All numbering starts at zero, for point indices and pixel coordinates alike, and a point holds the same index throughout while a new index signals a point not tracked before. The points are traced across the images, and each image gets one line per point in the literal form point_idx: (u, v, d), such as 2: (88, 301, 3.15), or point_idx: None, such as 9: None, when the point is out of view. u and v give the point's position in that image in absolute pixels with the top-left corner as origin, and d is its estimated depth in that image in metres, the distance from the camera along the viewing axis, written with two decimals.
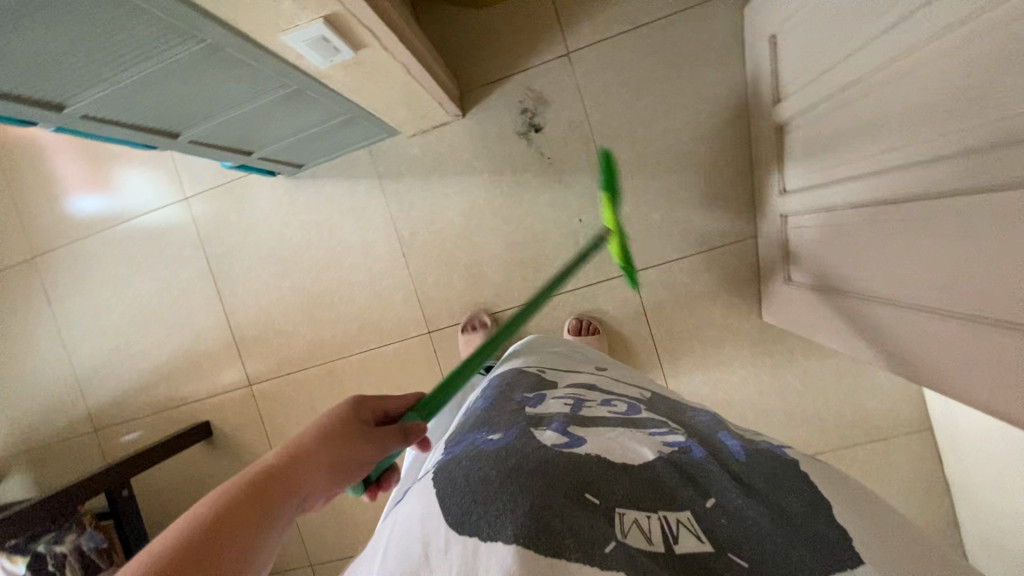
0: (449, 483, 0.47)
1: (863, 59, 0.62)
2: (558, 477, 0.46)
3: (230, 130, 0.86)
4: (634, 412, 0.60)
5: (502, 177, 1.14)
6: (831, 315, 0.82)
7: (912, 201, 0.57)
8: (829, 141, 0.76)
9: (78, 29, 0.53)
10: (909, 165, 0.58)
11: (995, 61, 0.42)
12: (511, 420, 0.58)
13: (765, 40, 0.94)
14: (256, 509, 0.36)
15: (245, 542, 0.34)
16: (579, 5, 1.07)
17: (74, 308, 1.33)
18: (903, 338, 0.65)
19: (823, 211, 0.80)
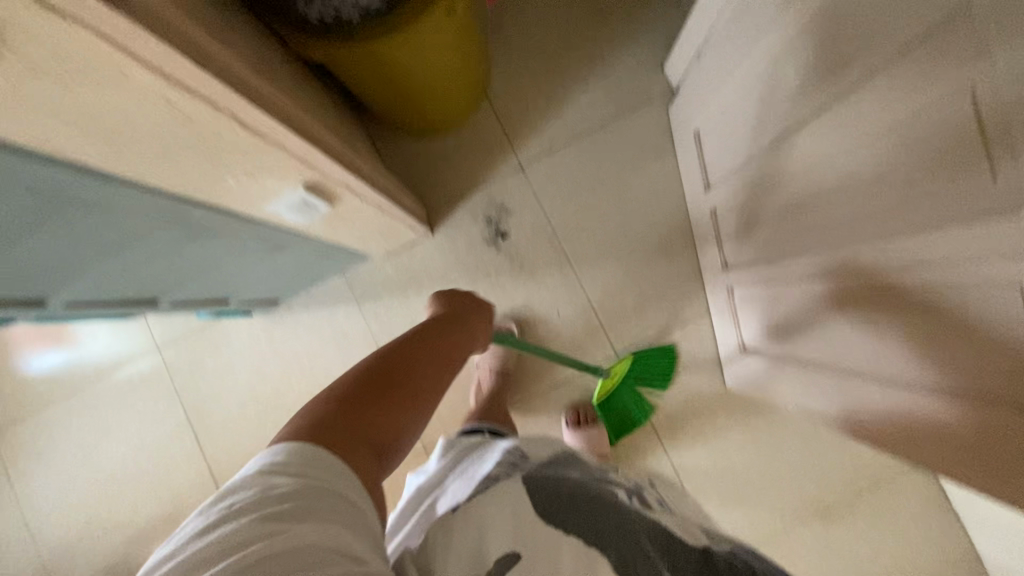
0: (546, 488, 0.55)
1: (787, 157, 0.71)
2: (644, 533, 0.50)
3: (211, 287, 0.87)
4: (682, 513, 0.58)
5: (477, 283, 1.19)
6: (784, 380, 0.89)
7: (842, 280, 0.65)
8: (763, 222, 0.85)
9: (73, 242, 0.54)
10: (827, 251, 0.66)
11: (898, 169, 0.50)
12: (591, 473, 0.63)
13: (691, 137, 1.05)
14: (365, 403, 0.57)
15: (364, 416, 0.55)
16: (524, 122, 1.18)
17: (37, 487, 1.23)
18: (847, 404, 0.71)
19: (765, 285, 0.88)
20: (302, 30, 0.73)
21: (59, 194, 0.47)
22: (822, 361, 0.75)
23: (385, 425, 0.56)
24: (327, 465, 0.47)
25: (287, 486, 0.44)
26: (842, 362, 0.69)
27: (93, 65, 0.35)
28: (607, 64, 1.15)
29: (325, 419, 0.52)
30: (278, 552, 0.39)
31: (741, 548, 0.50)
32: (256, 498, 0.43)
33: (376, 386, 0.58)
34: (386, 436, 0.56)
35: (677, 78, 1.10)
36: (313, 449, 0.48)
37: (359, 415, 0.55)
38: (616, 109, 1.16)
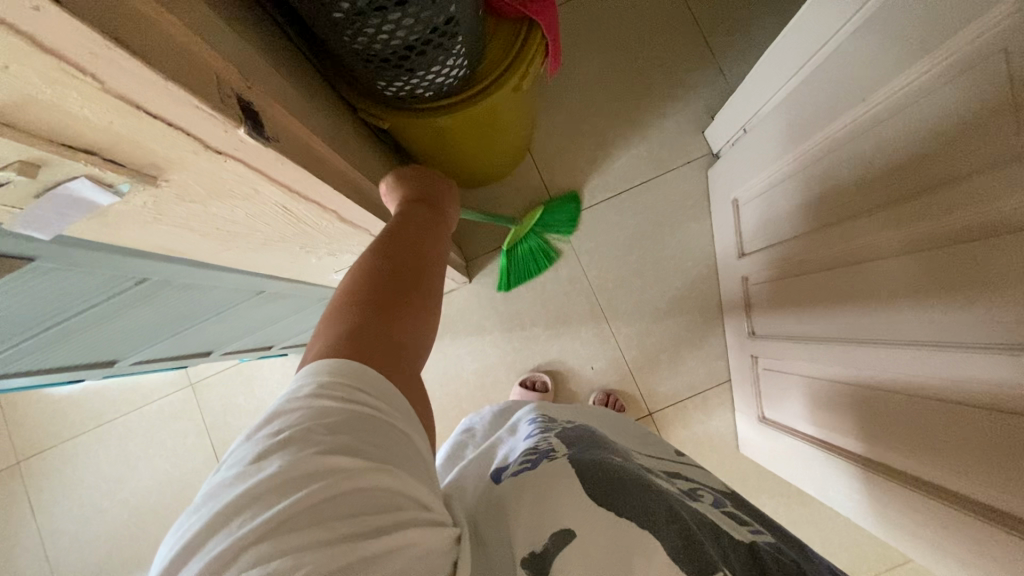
0: (593, 466, 0.50)
1: (841, 248, 0.73)
2: (693, 514, 0.47)
3: (261, 338, 0.88)
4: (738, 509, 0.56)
5: (512, 333, 1.20)
6: (803, 459, 0.90)
7: (890, 381, 0.66)
8: (802, 301, 0.86)
9: (155, 314, 0.55)
10: (875, 348, 0.67)
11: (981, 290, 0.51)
12: (622, 452, 0.58)
13: (729, 203, 1.08)
14: (381, 318, 0.43)
15: (384, 338, 0.42)
16: (565, 177, 1.21)
17: (61, 516, 1.22)
18: (876, 499, 0.72)
19: (795, 362, 0.90)
20: (378, 101, 0.76)
21: (162, 281, 0.48)
22: (853, 450, 0.76)
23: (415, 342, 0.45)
24: (373, 384, 0.38)
25: (333, 409, 0.35)
26: (882, 460, 0.70)
27: (237, 187, 0.37)
28: (650, 126, 1.18)
29: (339, 340, 0.41)
30: (345, 494, 0.32)
31: (781, 551, 0.46)
32: (305, 432, 0.34)
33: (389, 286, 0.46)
34: (411, 349, 0.44)
35: (720, 144, 1.12)
36: (352, 368, 0.38)
37: (380, 343, 0.42)
38: (657, 170, 1.19)
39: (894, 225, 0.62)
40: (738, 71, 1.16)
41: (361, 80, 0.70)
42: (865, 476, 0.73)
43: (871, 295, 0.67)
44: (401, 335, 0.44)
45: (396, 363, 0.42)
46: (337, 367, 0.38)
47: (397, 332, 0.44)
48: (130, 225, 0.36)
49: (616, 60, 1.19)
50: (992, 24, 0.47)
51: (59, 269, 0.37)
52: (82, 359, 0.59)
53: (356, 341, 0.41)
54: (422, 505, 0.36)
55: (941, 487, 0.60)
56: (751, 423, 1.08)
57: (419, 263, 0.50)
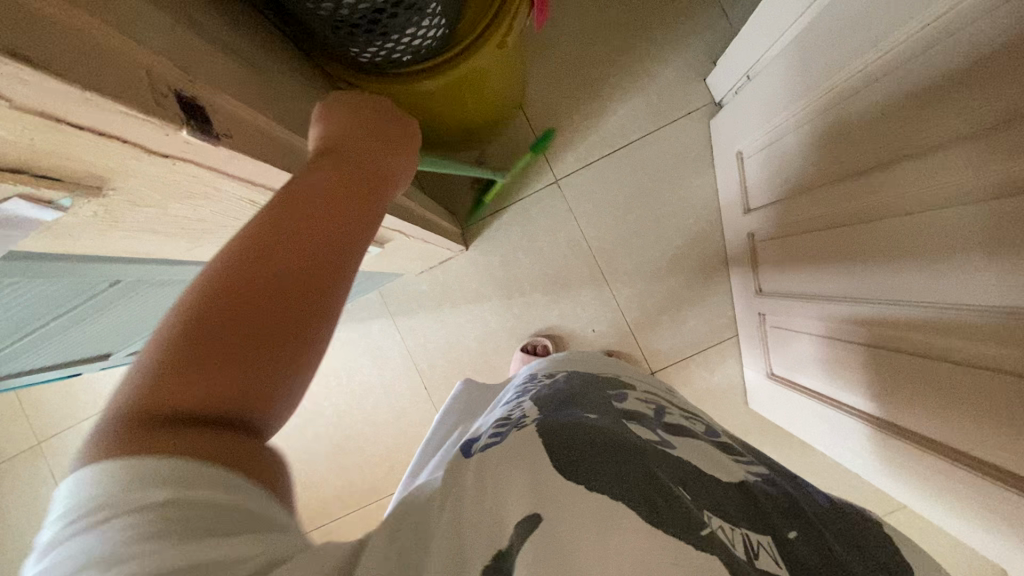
0: (561, 429, 0.47)
1: (848, 197, 0.70)
2: (673, 464, 0.46)
3: None
4: (718, 438, 0.58)
5: (512, 299, 1.19)
6: (811, 413, 0.90)
7: (900, 340, 0.64)
8: (808, 259, 0.83)
9: (139, 309, 0.54)
10: (888, 309, 0.65)
11: (988, 246, 0.49)
12: (601, 405, 0.57)
13: (733, 155, 1.03)
14: (195, 358, 0.33)
15: (205, 378, 0.33)
16: (560, 135, 1.15)
17: None
18: (889, 457, 0.71)
19: (799, 319, 0.89)
20: (352, 67, 0.71)
21: (137, 281, 0.46)
22: (861, 408, 0.76)
23: (255, 386, 0.35)
24: (186, 467, 0.29)
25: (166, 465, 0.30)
26: (891, 419, 0.69)
27: (193, 187, 0.35)
28: (648, 76, 1.12)
29: (156, 375, 0.33)
30: None
31: (769, 485, 0.49)
32: (125, 488, 0.28)
33: (223, 306, 0.34)
34: (266, 388, 0.35)
35: (723, 93, 1.06)
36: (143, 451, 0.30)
37: (199, 392, 0.33)
38: (655, 123, 1.13)
39: (897, 175, 0.60)
40: (741, 10, 1.08)
41: (331, 47, 0.65)
42: (881, 436, 0.71)
43: (880, 255, 0.65)
44: (249, 375, 0.34)
45: (219, 407, 0.33)
46: (142, 406, 0.32)
47: (227, 374, 0.34)
48: (87, 234, 0.34)
49: (610, 5, 1.11)
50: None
51: (25, 282, 0.36)
52: (76, 355, 0.59)
53: (172, 391, 0.32)
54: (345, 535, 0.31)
55: (952, 447, 0.59)
56: (759, 379, 1.07)
57: (272, 278, 0.35)
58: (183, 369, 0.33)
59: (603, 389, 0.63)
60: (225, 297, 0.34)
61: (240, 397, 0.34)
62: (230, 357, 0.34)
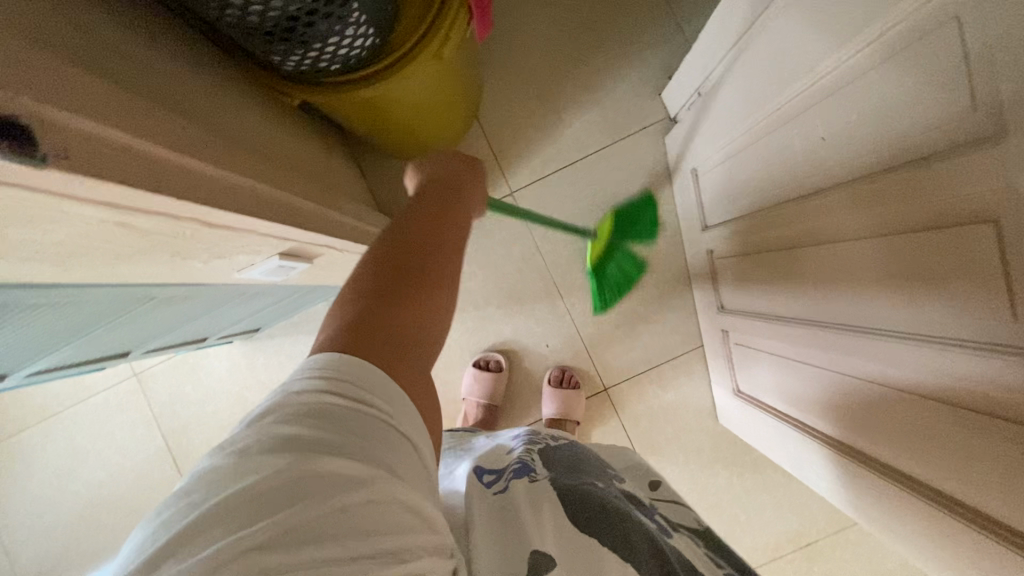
0: (575, 491, 0.51)
1: (799, 215, 0.69)
2: (668, 551, 0.48)
3: (185, 333, 0.84)
4: (709, 531, 0.59)
5: (465, 313, 1.16)
6: (774, 434, 0.89)
7: (849, 366, 0.63)
8: (766, 279, 0.82)
9: (21, 332, 0.50)
10: (839, 334, 0.63)
11: (936, 269, 0.48)
12: (604, 479, 0.59)
13: (688, 172, 1.03)
14: (374, 315, 0.43)
15: (378, 327, 0.42)
16: (516, 146, 1.14)
17: (11, 512, 1.20)
18: (847, 483, 0.69)
19: (759, 339, 0.88)
20: (281, 75, 0.68)
21: (5, 305, 0.42)
22: (814, 430, 0.75)
23: (419, 333, 0.45)
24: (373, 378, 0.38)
25: (337, 407, 0.36)
26: (841, 442, 0.69)
27: (31, 211, 0.31)
28: (604, 88, 1.11)
29: (338, 333, 0.41)
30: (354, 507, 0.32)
31: None
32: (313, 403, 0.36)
33: (380, 290, 0.45)
34: (421, 333, 0.45)
35: (677, 108, 1.06)
36: (343, 366, 0.38)
37: (379, 328, 0.42)
38: (611, 137, 1.12)
39: (847, 196, 0.59)
40: (696, 26, 1.08)
41: (253, 53, 0.62)
42: (839, 462, 0.69)
43: (832, 277, 0.64)
44: (406, 325, 0.44)
45: (401, 352, 0.42)
46: (336, 352, 0.39)
47: (393, 322, 0.43)
48: None
49: (567, 16, 1.10)
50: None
51: None
52: None
53: (360, 336, 0.41)
54: (413, 510, 0.35)
55: (905, 474, 0.58)
56: (727, 397, 1.06)
57: (396, 272, 0.46)
58: (360, 325, 0.42)
59: (610, 469, 0.64)
60: (388, 258, 0.47)
61: (417, 339, 0.44)
62: (387, 310, 0.43)
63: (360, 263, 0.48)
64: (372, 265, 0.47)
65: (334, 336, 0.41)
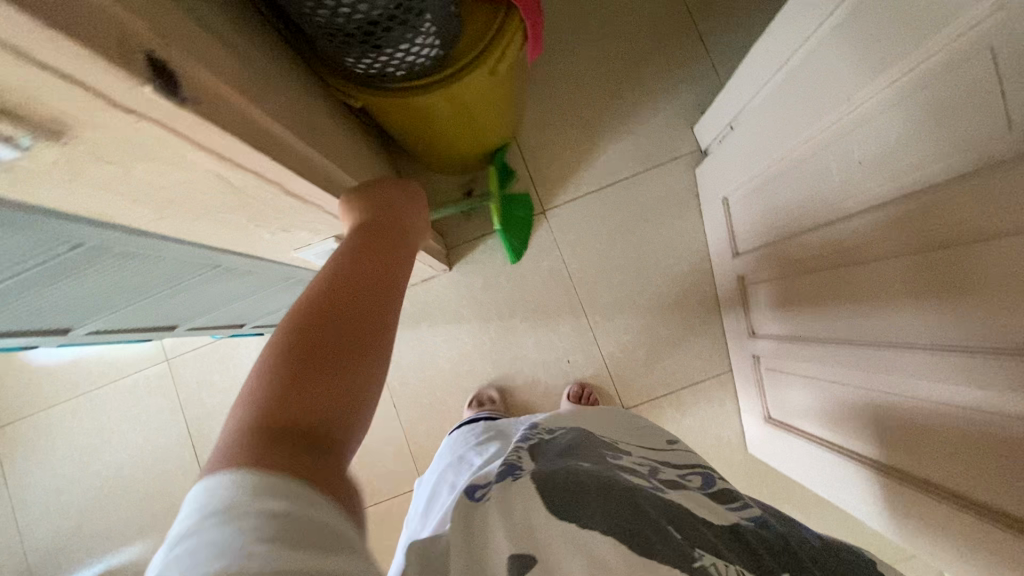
0: (557, 473, 0.54)
1: (833, 239, 0.72)
2: (661, 505, 0.51)
3: (229, 313, 0.88)
4: (710, 477, 0.63)
5: (490, 322, 1.19)
6: (806, 458, 0.89)
7: (890, 385, 0.64)
8: (801, 303, 0.84)
9: (102, 283, 0.55)
10: (874, 351, 0.66)
11: (973, 278, 0.50)
12: (594, 451, 0.62)
13: (719, 201, 1.07)
14: (288, 402, 0.35)
15: (294, 418, 0.35)
16: (551, 168, 1.19)
17: (30, 486, 1.22)
18: (892, 504, 0.69)
19: (793, 363, 0.89)
20: (350, 78, 0.74)
21: (101, 250, 0.47)
22: (860, 454, 0.75)
23: (344, 409, 0.37)
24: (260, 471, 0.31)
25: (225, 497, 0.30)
26: (887, 463, 0.69)
27: (155, 150, 0.36)
28: (638, 119, 1.17)
29: (249, 430, 0.33)
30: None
31: (760, 523, 0.53)
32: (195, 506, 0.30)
33: (303, 365, 0.36)
34: (351, 414, 0.37)
35: (708, 141, 1.11)
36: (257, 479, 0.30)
37: (294, 421, 0.34)
38: (643, 164, 1.17)
39: (882, 215, 0.61)
40: (730, 68, 1.14)
41: (329, 55, 0.68)
42: (886, 483, 0.69)
43: (869, 296, 0.66)
44: (327, 411, 0.36)
45: (323, 446, 0.35)
46: (245, 461, 0.31)
47: (315, 408, 0.35)
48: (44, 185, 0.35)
49: (608, 51, 1.17)
50: (976, 23, 0.46)
51: None
52: (34, 326, 0.59)
53: (276, 433, 0.33)
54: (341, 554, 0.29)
55: (960, 493, 0.57)
56: (757, 424, 1.06)
57: (327, 337, 0.38)
58: (275, 419, 0.34)
59: (600, 437, 0.68)
60: (317, 316, 0.39)
61: (342, 423, 0.36)
62: (312, 390, 0.36)
63: (285, 317, 0.39)
64: (299, 322, 0.39)
65: (241, 436, 0.33)
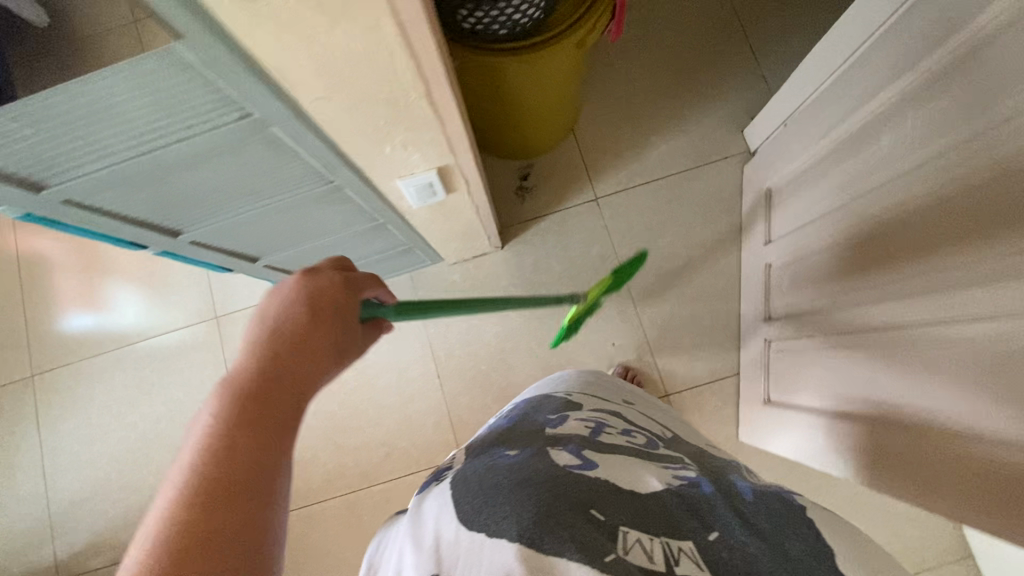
0: (473, 480, 0.55)
1: (862, 203, 0.76)
2: (576, 486, 0.51)
3: (305, 255, 0.91)
4: (653, 447, 0.64)
5: (538, 301, 1.22)
6: (793, 429, 0.92)
7: (893, 332, 0.67)
8: (816, 275, 0.88)
9: (235, 175, 0.59)
10: (885, 303, 0.69)
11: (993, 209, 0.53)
12: (530, 437, 0.64)
13: (762, 193, 1.12)
14: (192, 531, 0.35)
15: (198, 545, 0.35)
16: (606, 159, 1.25)
17: (64, 434, 1.22)
18: (867, 456, 0.72)
19: (801, 336, 0.92)
20: (454, 36, 0.81)
21: (259, 128, 0.51)
22: (841, 414, 0.78)
23: (256, 531, 0.37)
24: None
25: None
26: (869, 417, 0.72)
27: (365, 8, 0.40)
28: (691, 120, 1.24)
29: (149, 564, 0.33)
30: None
31: (690, 486, 0.54)
32: None
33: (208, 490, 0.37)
34: (256, 537, 0.37)
35: (758, 142, 1.17)
36: None
37: (201, 547, 0.35)
38: (694, 161, 1.23)
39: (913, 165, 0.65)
40: (779, 79, 1.22)
41: (444, 9, 0.74)
42: (867, 433, 0.72)
43: (890, 249, 0.69)
44: (232, 535, 0.36)
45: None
46: None
47: (216, 535, 0.35)
48: (265, 25, 0.39)
49: (665, 57, 1.26)
50: None
51: (190, 62, 0.41)
52: (157, 218, 0.62)
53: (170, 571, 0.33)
54: None
55: (936, 430, 0.60)
56: (755, 408, 1.07)
57: (235, 455, 0.38)
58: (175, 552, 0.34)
59: (546, 415, 0.70)
60: (222, 434, 0.39)
61: (251, 546, 0.36)
62: (219, 515, 0.36)
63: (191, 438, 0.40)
64: (210, 441, 0.39)
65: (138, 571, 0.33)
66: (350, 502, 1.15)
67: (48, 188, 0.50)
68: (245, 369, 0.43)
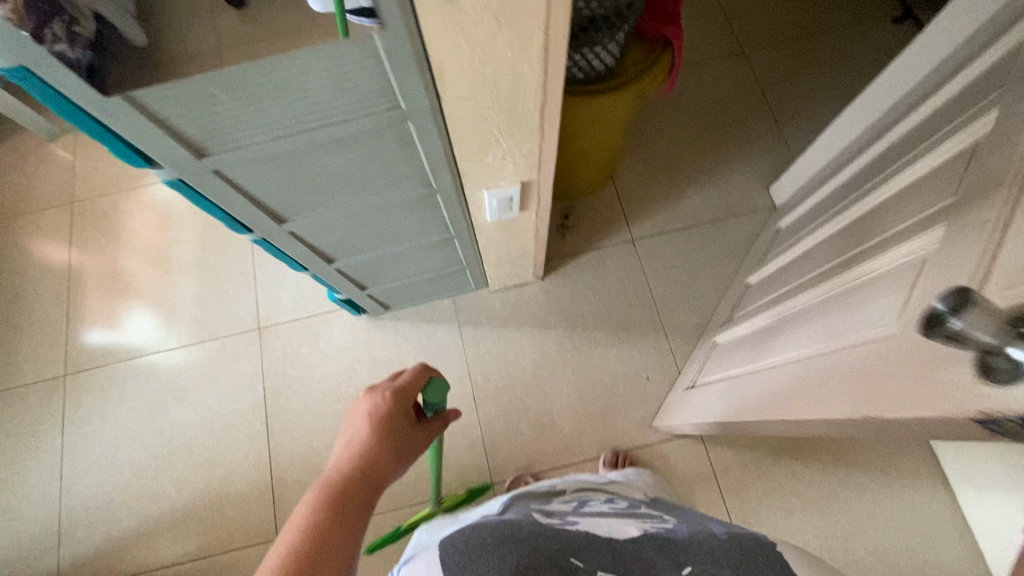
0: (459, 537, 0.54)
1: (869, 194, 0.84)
2: (554, 537, 0.52)
3: (373, 264, 0.96)
4: (630, 510, 0.68)
5: (575, 332, 1.26)
6: (710, 401, 0.96)
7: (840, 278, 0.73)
8: (795, 266, 0.96)
9: (357, 166, 0.65)
10: (841, 264, 0.76)
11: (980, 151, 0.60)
12: (515, 513, 0.65)
13: (771, 232, 1.23)
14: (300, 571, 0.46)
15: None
16: (642, 205, 1.35)
17: (89, 437, 1.21)
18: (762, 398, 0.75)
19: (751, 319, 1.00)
20: None
21: (399, 120, 0.58)
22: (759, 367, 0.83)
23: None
24: None
25: None
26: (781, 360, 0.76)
27: (525, 16, 0.48)
28: (721, 175, 1.35)
29: None
30: None
31: (664, 535, 0.55)
32: None
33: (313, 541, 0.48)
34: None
35: (785, 197, 1.28)
36: None
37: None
38: (724, 212, 1.33)
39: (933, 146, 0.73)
40: (801, 144, 1.35)
41: None
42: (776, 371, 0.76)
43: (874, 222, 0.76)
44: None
45: None
46: None
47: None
48: (448, 27, 0.47)
49: (698, 120, 1.39)
50: None
51: (377, 51, 0.48)
52: (275, 202, 0.68)
53: None
54: None
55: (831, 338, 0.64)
56: (681, 392, 1.12)
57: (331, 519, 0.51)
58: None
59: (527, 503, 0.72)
60: (325, 503, 0.53)
61: None
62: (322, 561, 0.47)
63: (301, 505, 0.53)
64: (319, 507, 0.52)
65: None
66: (377, 523, 1.13)
67: (208, 156, 0.56)
68: (346, 461, 0.59)
